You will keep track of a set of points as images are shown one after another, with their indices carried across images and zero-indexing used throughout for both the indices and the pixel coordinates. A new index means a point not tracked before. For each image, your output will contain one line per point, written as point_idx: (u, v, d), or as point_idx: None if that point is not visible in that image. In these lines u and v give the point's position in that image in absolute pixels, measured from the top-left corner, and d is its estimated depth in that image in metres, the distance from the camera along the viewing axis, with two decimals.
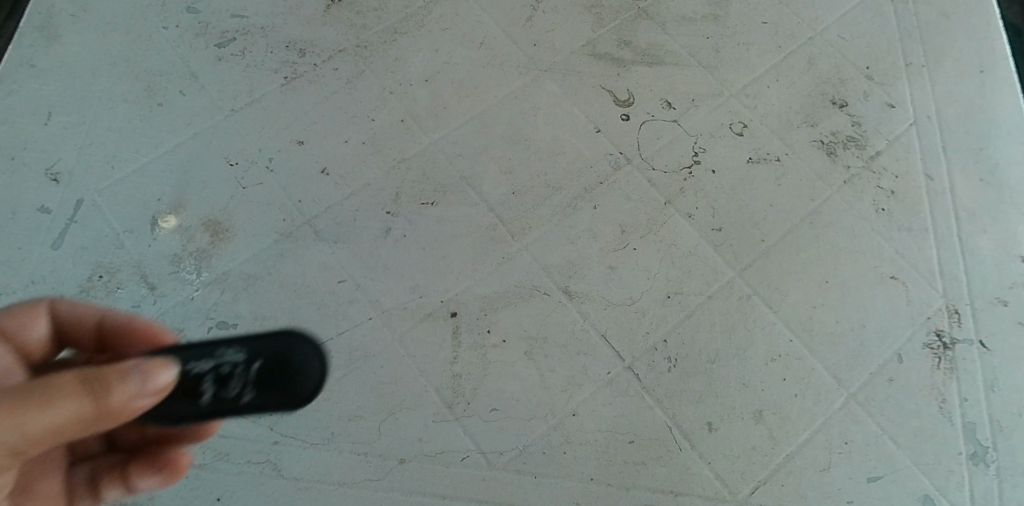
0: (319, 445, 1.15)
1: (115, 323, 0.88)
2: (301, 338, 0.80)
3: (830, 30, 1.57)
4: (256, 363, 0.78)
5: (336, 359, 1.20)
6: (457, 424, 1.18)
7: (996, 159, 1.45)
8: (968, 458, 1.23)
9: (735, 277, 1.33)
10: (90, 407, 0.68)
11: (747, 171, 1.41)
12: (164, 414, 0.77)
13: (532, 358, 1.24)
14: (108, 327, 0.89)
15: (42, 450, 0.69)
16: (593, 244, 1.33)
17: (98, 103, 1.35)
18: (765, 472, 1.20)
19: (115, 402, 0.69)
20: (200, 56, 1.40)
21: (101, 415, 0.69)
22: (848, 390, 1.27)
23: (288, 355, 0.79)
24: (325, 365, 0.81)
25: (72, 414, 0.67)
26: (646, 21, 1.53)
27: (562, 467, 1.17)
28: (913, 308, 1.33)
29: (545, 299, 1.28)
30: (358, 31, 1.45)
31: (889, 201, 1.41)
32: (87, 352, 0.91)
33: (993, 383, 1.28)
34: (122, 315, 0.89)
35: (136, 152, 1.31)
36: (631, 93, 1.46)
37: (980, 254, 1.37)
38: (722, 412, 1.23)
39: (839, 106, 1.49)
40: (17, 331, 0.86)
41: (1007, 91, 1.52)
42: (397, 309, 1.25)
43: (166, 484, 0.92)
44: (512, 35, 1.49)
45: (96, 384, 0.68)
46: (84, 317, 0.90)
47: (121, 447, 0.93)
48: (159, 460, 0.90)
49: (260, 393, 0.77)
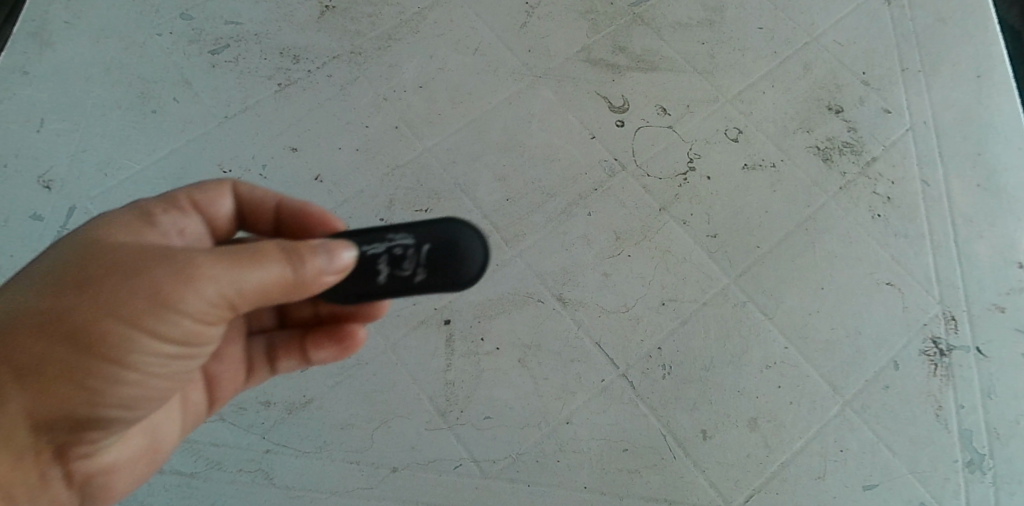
0: (311, 454, 1.15)
1: (292, 208, 0.95)
2: (463, 224, 0.85)
3: (826, 35, 1.57)
4: (425, 246, 0.84)
5: (329, 367, 1.20)
6: (450, 432, 1.18)
7: (993, 164, 1.45)
8: (964, 466, 1.22)
9: (730, 284, 1.32)
10: (290, 275, 0.77)
11: (742, 177, 1.41)
12: (347, 295, 0.85)
13: (525, 365, 1.23)
14: (288, 213, 0.96)
15: (252, 309, 0.79)
16: (587, 251, 1.32)
17: (92, 110, 1.34)
18: (760, 480, 1.19)
19: (312, 275, 0.78)
20: (194, 63, 1.40)
21: (299, 284, 0.78)
22: (843, 398, 1.26)
23: (454, 240, 0.84)
24: (486, 247, 0.85)
25: (276, 280, 0.77)
26: (641, 27, 1.53)
27: (556, 475, 1.17)
28: (909, 315, 1.32)
29: (539, 306, 1.27)
30: (352, 38, 1.45)
31: (885, 207, 1.41)
32: (263, 235, 0.99)
33: (990, 390, 1.27)
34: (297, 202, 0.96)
35: (128, 159, 1.31)
36: (626, 99, 1.46)
37: (976, 260, 1.37)
38: (717, 420, 1.23)
39: (834, 111, 1.49)
40: (209, 205, 0.93)
41: (1004, 96, 1.51)
42: (390, 317, 1.24)
43: (337, 358, 1.04)
44: (506, 41, 1.48)
45: (295, 255, 0.77)
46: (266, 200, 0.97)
47: (294, 324, 1.04)
48: (333, 333, 1.01)
49: (431, 273, 0.83)
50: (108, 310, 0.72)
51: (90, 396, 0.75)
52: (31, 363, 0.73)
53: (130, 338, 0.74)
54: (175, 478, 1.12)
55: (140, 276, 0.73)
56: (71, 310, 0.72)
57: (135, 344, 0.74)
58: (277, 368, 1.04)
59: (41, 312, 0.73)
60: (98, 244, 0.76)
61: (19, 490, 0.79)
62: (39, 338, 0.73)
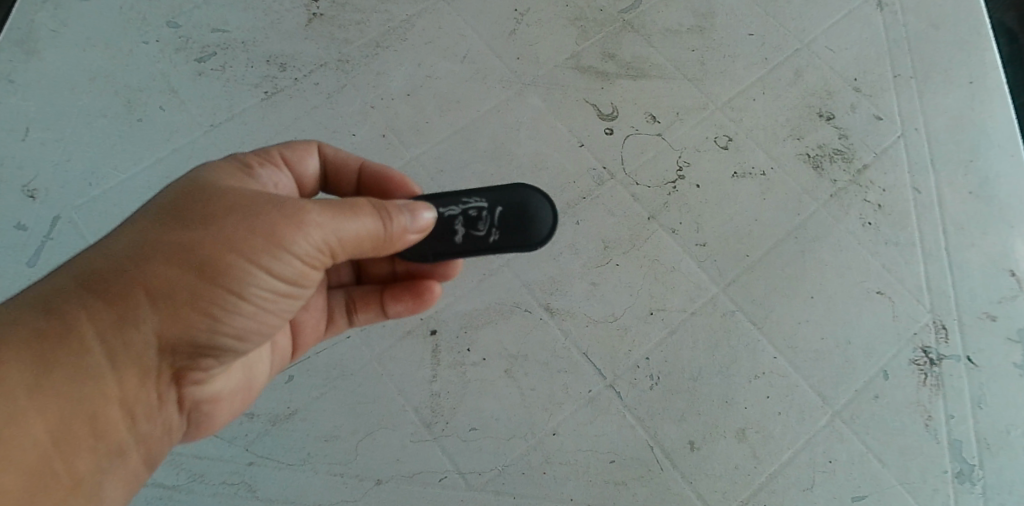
0: (295, 466, 1.14)
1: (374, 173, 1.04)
2: (531, 189, 0.97)
3: (818, 41, 1.56)
4: (497, 209, 0.95)
5: (314, 378, 1.19)
6: (435, 443, 1.17)
7: (985, 172, 1.44)
8: (954, 477, 1.22)
9: (719, 293, 1.31)
10: (382, 229, 0.86)
11: (732, 185, 1.40)
12: (428, 252, 0.96)
13: (512, 376, 1.22)
14: (369, 176, 1.05)
15: (349, 256, 0.88)
16: (575, 260, 1.31)
17: (77, 118, 1.34)
18: (748, 492, 1.18)
19: (399, 232, 0.87)
20: (180, 71, 1.39)
21: (387, 240, 0.87)
22: (832, 408, 1.25)
23: (523, 204, 0.96)
24: (553, 213, 0.96)
25: (372, 232, 0.85)
26: (631, 33, 1.52)
27: (542, 487, 1.16)
28: (899, 324, 1.31)
29: (527, 316, 1.27)
30: (340, 45, 1.45)
31: (876, 215, 1.40)
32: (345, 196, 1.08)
33: (980, 400, 1.26)
34: (379, 167, 1.06)
35: (113, 168, 1.30)
36: (616, 106, 1.45)
37: (967, 269, 1.36)
38: (705, 431, 1.22)
39: (825, 118, 1.48)
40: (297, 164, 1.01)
41: (997, 102, 1.50)
42: (376, 327, 1.23)
43: (411, 311, 1.08)
44: (495, 48, 1.48)
45: (387, 211, 0.86)
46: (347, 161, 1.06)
47: (372, 279, 1.10)
48: (411, 288, 1.06)
49: (503, 234, 0.94)
50: (233, 245, 0.79)
51: (210, 325, 0.82)
52: (159, 290, 0.79)
53: (247, 273, 0.81)
54: (157, 490, 1.11)
55: (261, 217, 0.80)
56: (199, 242, 0.79)
57: (249, 280, 0.81)
58: (355, 320, 1.10)
59: (170, 244, 0.79)
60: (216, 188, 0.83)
61: (140, 409, 0.85)
62: (167, 263, 0.78)
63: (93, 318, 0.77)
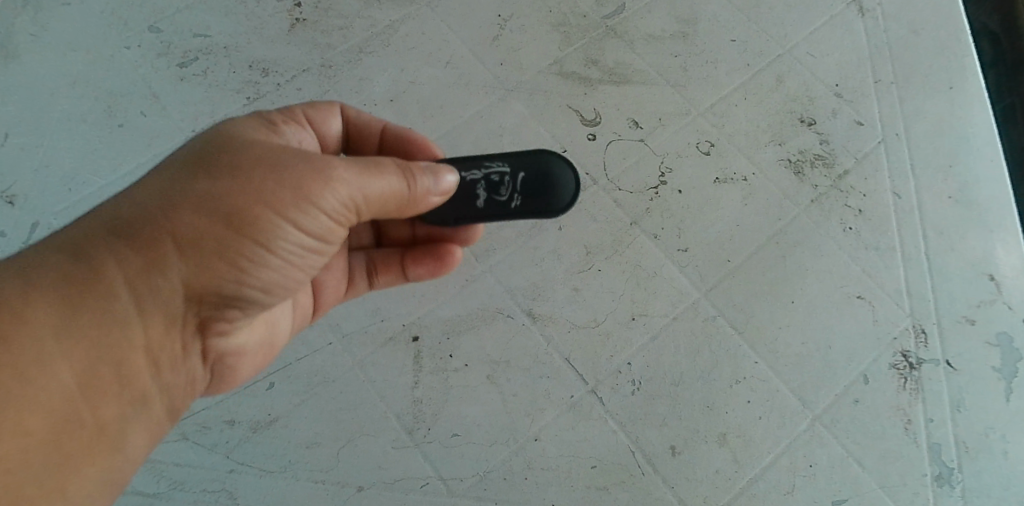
0: (276, 473, 1.14)
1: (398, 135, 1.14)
2: (553, 156, 1.02)
3: (800, 47, 1.57)
4: (519, 174, 1.01)
5: (295, 384, 1.19)
6: (417, 450, 1.17)
7: (964, 177, 1.45)
8: (933, 480, 1.23)
9: (701, 299, 1.32)
10: (405, 189, 0.94)
11: (713, 191, 1.41)
12: (451, 216, 1.03)
13: (494, 382, 1.22)
14: (392, 138, 1.14)
15: (372, 214, 0.96)
16: (557, 266, 1.32)
17: (57, 124, 1.33)
18: (729, 496, 1.19)
19: (421, 193, 0.96)
20: (162, 76, 1.39)
21: (409, 199, 0.95)
22: (813, 412, 1.26)
23: (546, 170, 1.01)
24: (575, 179, 1.02)
25: (395, 190, 0.93)
26: (614, 39, 1.53)
27: (524, 492, 1.16)
28: (879, 329, 1.32)
29: (509, 321, 1.27)
30: (323, 51, 1.44)
31: (857, 219, 1.41)
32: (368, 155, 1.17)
33: (960, 403, 1.27)
34: (401, 130, 1.15)
35: (93, 174, 1.30)
36: (598, 112, 1.45)
37: (947, 273, 1.37)
38: (687, 435, 1.22)
39: (807, 124, 1.49)
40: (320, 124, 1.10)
41: (976, 108, 1.52)
42: (357, 334, 1.23)
43: (432, 274, 1.16)
44: (478, 54, 1.48)
45: (410, 171, 0.94)
46: (371, 127, 1.15)
47: (394, 242, 1.18)
48: (432, 251, 1.14)
49: (525, 200, 1.00)
50: (264, 196, 0.86)
51: (240, 271, 0.90)
52: (190, 238, 0.85)
53: (277, 225, 0.88)
54: (136, 498, 1.11)
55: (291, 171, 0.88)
56: (230, 192, 0.86)
57: (279, 231, 0.89)
58: (374, 282, 1.19)
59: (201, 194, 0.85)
60: (244, 143, 0.89)
61: (165, 355, 0.92)
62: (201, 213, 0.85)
63: (123, 262, 0.83)
